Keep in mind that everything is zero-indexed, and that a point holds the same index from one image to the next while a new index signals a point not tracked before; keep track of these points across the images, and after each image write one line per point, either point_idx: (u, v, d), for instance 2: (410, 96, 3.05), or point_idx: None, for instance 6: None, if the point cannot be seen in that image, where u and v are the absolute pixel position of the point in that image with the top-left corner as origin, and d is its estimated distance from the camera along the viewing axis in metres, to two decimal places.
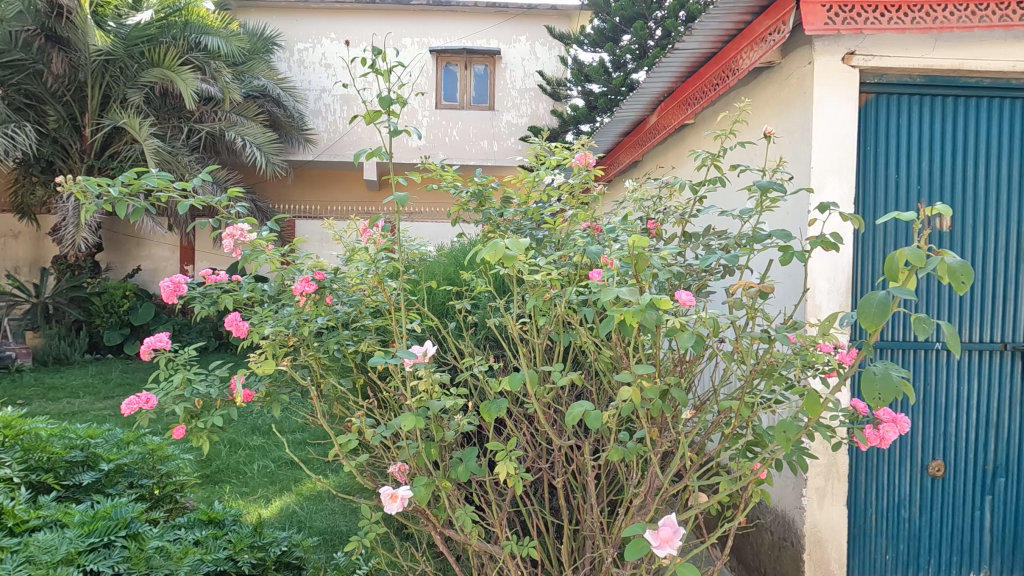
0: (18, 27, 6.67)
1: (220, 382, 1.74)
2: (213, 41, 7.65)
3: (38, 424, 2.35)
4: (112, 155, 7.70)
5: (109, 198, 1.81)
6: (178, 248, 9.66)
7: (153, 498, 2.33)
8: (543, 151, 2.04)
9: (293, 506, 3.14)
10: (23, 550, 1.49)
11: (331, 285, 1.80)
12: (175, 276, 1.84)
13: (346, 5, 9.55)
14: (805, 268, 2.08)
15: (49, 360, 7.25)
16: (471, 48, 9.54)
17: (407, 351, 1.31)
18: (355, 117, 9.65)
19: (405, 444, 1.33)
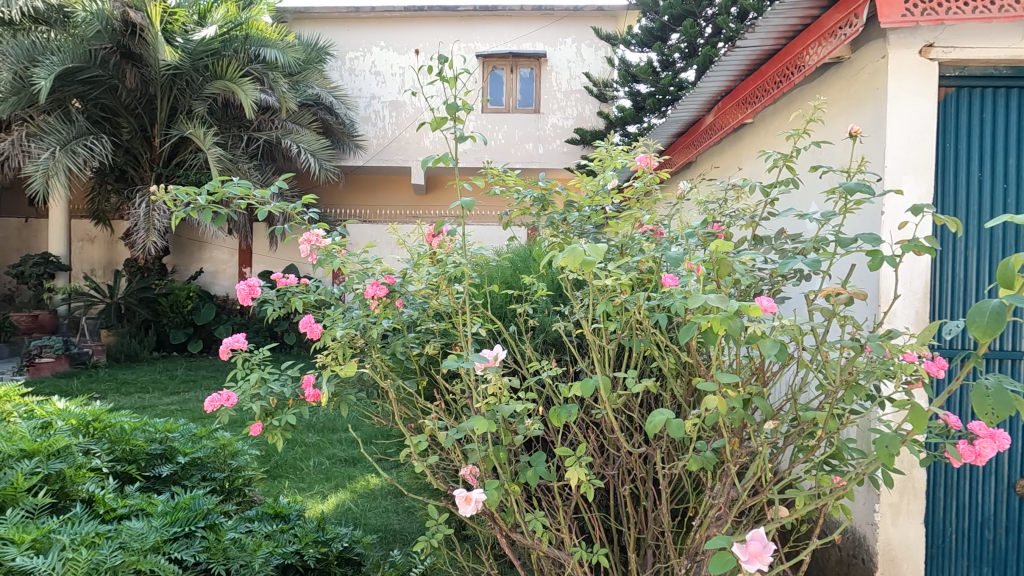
0: (98, 46, 7.03)
1: (292, 383, 1.81)
2: (271, 53, 7.96)
3: (122, 417, 2.50)
4: (178, 163, 8.16)
5: (196, 206, 1.93)
6: (236, 251, 10.08)
7: (224, 491, 2.44)
8: (613, 154, 1.97)
9: (348, 502, 3.24)
10: (115, 535, 1.58)
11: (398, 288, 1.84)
12: (250, 279, 1.92)
13: (395, 14, 9.76)
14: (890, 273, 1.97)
15: (121, 357, 7.71)
16: (517, 52, 9.60)
17: (477, 354, 1.32)
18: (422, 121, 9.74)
19: (477, 447, 1.33)
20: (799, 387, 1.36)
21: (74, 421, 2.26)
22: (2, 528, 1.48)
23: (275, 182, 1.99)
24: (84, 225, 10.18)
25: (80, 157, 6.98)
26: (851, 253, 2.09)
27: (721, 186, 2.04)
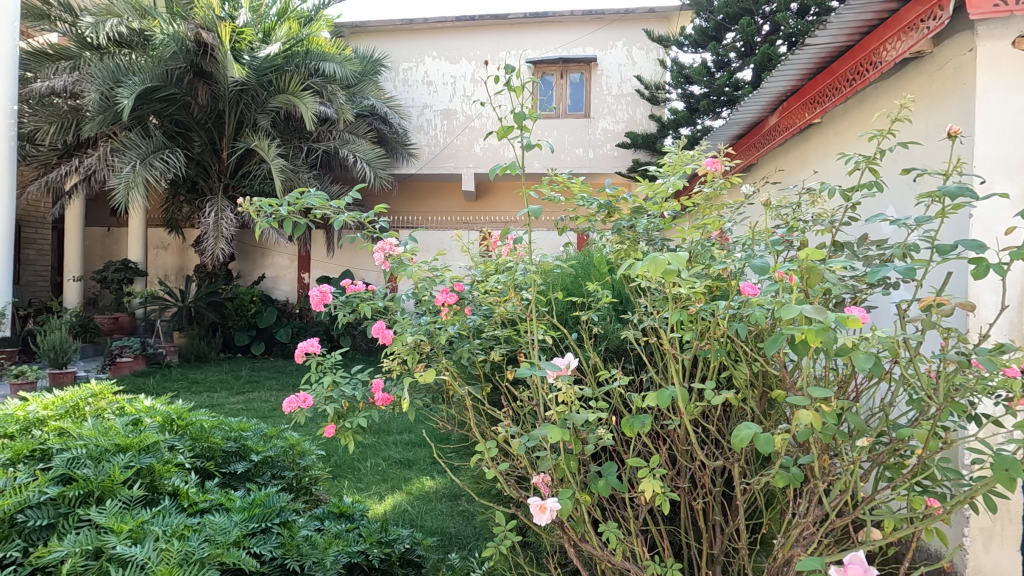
0: (174, 66, 7.48)
1: (362, 386, 1.87)
2: (330, 66, 8.32)
3: (201, 416, 2.63)
4: (244, 173, 8.61)
5: (277, 217, 2.04)
6: (295, 257, 10.50)
7: (293, 489, 2.54)
8: (683, 159, 1.94)
9: (405, 504, 3.30)
10: (201, 529, 1.67)
11: (466, 295, 1.88)
12: (322, 286, 2.00)
13: (447, 25, 9.97)
14: (996, 281, 1.85)
15: (191, 357, 8.16)
16: (568, 57, 9.62)
17: (550, 362, 1.33)
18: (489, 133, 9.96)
19: (551, 457, 1.32)
20: (889, 403, 1.29)
21: (160, 418, 2.40)
22: (103, 518, 1.59)
23: (348, 193, 2.07)
24: (159, 233, 10.89)
25: (156, 169, 7.45)
26: (948, 260, 1.95)
27: (794, 190, 1.97)
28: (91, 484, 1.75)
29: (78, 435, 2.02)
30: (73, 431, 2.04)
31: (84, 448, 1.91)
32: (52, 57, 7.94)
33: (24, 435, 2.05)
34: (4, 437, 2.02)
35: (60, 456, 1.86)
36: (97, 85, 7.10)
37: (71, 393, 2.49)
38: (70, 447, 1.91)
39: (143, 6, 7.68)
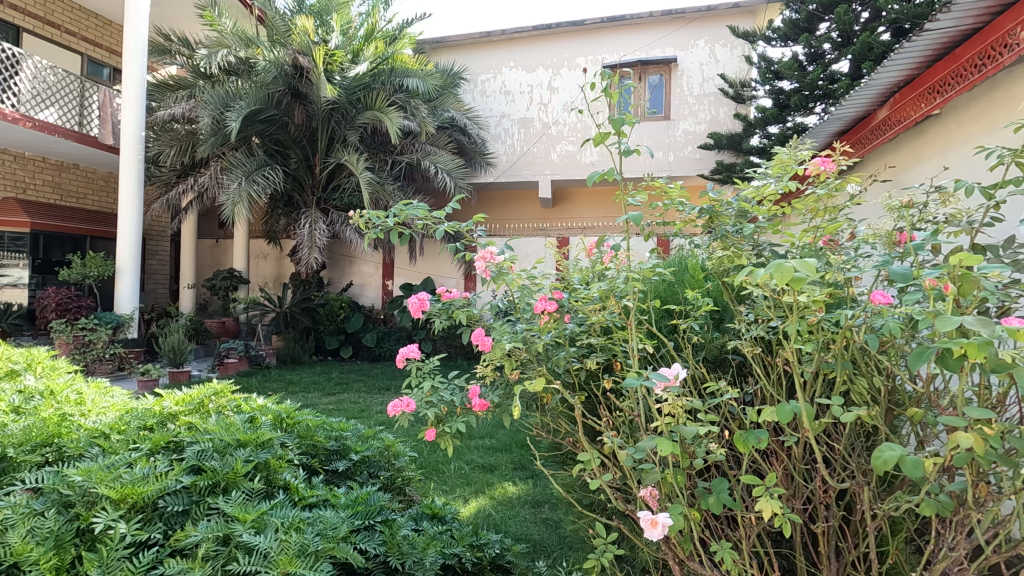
0: (274, 89, 8.07)
1: (460, 391, 1.93)
2: (413, 82, 8.67)
3: (306, 415, 2.79)
4: (335, 187, 9.17)
5: (384, 228, 2.17)
6: (380, 265, 11.02)
7: (389, 488, 2.64)
8: (790, 159, 1.84)
9: (488, 508, 3.35)
10: (314, 523, 1.77)
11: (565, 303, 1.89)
12: (420, 293, 2.09)
13: (524, 35, 10.10)
14: None
15: (287, 359, 8.74)
16: (647, 59, 9.46)
17: (657, 373, 1.30)
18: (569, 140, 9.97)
19: (659, 470, 1.29)
20: None
21: (272, 416, 2.58)
22: (229, 508, 1.72)
23: (448, 204, 2.17)
24: (260, 244, 11.82)
25: (259, 185, 8.05)
26: None
27: (919, 189, 1.81)
28: (218, 476, 1.90)
29: (204, 430, 2.21)
30: (200, 426, 2.24)
31: (211, 442, 2.09)
32: (173, 87, 8.86)
33: (161, 427, 2.27)
34: (144, 430, 2.24)
35: (191, 448, 2.05)
36: (210, 110, 7.80)
37: (198, 390, 2.70)
38: (199, 441, 2.10)
39: (248, 36, 8.41)
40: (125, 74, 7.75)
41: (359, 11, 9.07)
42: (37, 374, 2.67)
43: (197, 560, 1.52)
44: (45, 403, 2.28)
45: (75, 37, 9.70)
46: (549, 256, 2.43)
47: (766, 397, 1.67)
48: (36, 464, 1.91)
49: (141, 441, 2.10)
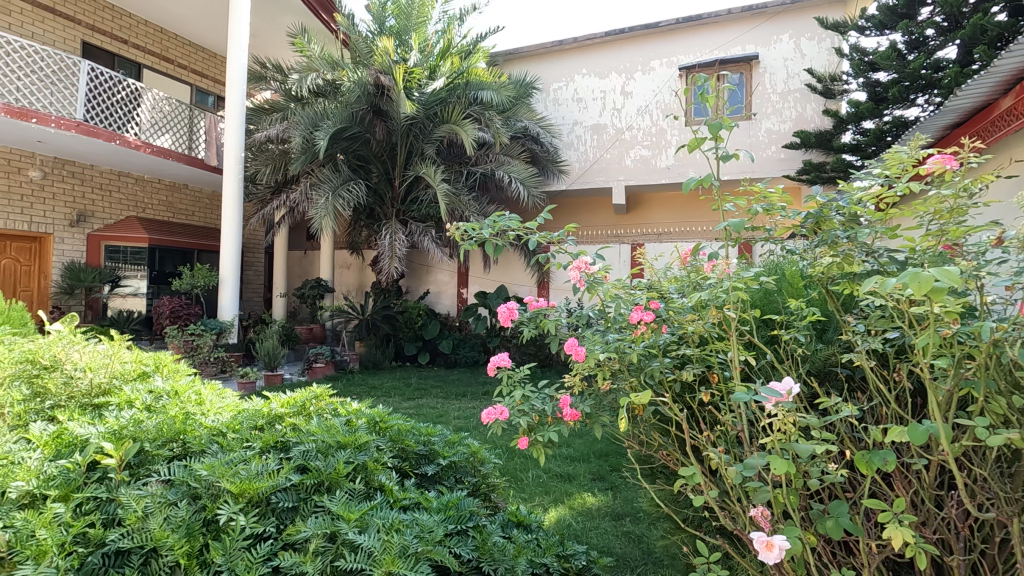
0: (358, 108, 8.50)
1: (550, 400, 1.94)
2: (487, 94, 8.87)
3: (397, 419, 2.88)
4: (413, 199, 9.55)
5: (478, 239, 2.27)
6: (455, 273, 11.29)
7: (476, 494, 2.67)
8: (908, 157, 1.72)
9: (569, 519, 3.33)
10: (413, 525, 1.83)
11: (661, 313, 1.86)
12: (509, 302, 2.15)
13: (596, 41, 10.07)
14: None
15: (369, 365, 9.14)
16: (726, 57, 9.12)
17: (767, 388, 1.26)
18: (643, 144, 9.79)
19: (769, 489, 1.25)
20: None
21: (367, 420, 2.70)
22: (334, 506, 1.82)
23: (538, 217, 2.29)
24: (344, 255, 12.47)
25: (344, 199, 8.48)
26: None
27: None
28: (323, 475, 2.02)
29: (307, 432, 2.36)
30: (303, 427, 2.39)
31: (316, 443, 2.23)
32: (268, 110, 9.59)
33: (270, 428, 2.44)
34: (255, 429, 2.42)
35: (297, 448, 2.19)
36: (300, 130, 8.31)
37: (300, 392, 2.87)
38: (305, 442, 2.24)
39: (334, 60, 8.93)
40: (227, 101, 8.46)
41: (435, 28, 9.44)
42: (164, 376, 2.96)
43: (308, 555, 1.62)
44: (172, 402, 2.52)
45: (185, 70, 10.75)
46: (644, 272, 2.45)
47: (884, 414, 1.57)
48: (167, 458, 2.11)
49: (253, 439, 2.27)
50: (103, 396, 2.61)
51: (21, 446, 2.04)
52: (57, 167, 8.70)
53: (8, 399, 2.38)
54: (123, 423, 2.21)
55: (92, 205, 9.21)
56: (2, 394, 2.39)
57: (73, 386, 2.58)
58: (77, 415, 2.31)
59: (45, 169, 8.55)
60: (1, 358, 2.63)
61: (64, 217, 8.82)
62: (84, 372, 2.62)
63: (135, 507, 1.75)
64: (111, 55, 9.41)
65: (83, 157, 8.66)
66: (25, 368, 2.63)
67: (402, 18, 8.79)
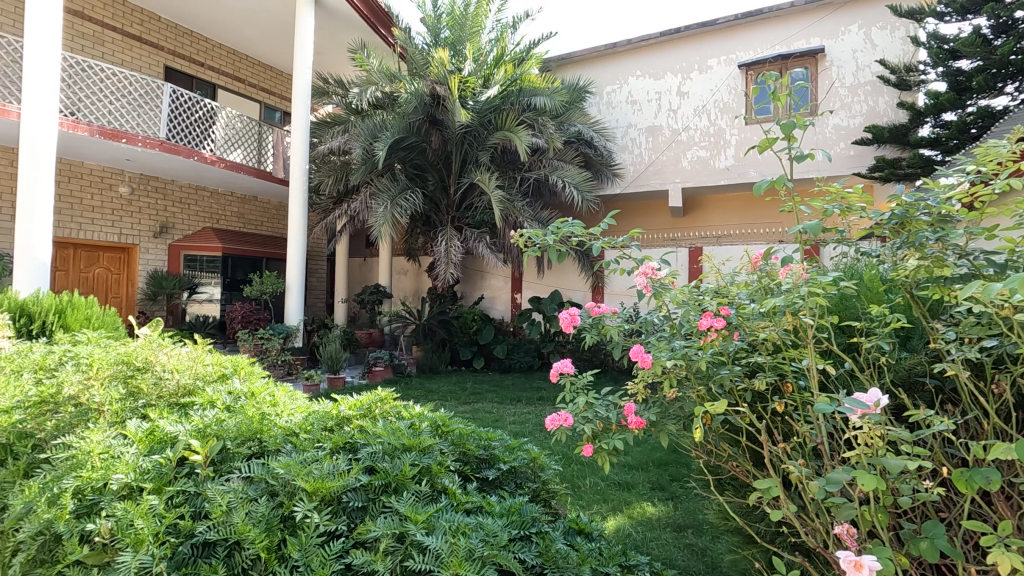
0: (415, 118, 8.72)
1: (614, 407, 1.93)
2: (541, 100, 8.92)
3: (459, 423, 2.92)
4: (468, 206, 9.71)
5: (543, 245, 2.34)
6: (509, 278, 11.37)
7: (537, 499, 2.66)
8: (1004, 151, 1.61)
9: (628, 528, 3.28)
10: (477, 529, 1.85)
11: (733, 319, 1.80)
12: (570, 308, 2.15)
13: (651, 42, 9.92)
14: None
15: (426, 369, 9.32)
16: (789, 52, 8.76)
17: (851, 399, 1.20)
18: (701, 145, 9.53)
19: (853, 505, 1.19)
20: None
21: (430, 423, 2.76)
22: (402, 507, 1.87)
23: (602, 223, 2.34)
24: (401, 261, 12.82)
25: (402, 207, 8.69)
26: None
27: None
28: (390, 476, 2.08)
29: (374, 434, 2.43)
30: (370, 429, 2.47)
31: (382, 445, 2.30)
32: (330, 123, 10.00)
33: (339, 429, 2.53)
34: (325, 430, 2.53)
35: (365, 449, 2.26)
36: (361, 142, 8.60)
37: (367, 395, 2.95)
38: (372, 443, 2.32)
39: (391, 72, 9.20)
40: (293, 116, 8.89)
41: (489, 37, 9.60)
42: (241, 378, 3.13)
43: (379, 554, 1.67)
44: (249, 403, 2.66)
45: (255, 88, 11.39)
46: (710, 279, 2.42)
47: (982, 428, 1.47)
48: (245, 455, 2.22)
49: (324, 440, 2.36)
50: (188, 396, 2.79)
51: (120, 441, 2.21)
52: (143, 183, 9.41)
53: (107, 397, 2.58)
54: (207, 422, 2.34)
55: (173, 217, 9.89)
56: (102, 393, 2.60)
57: (162, 387, 2.76)
58: (166, 414, 2.48)
59: (134, 186, 9.28)
60: (100, 360, 2.86)
61: (149, 229, 9.50)
62: (171, 373, 2.81)
63: (220, 501, 1.86)
64: (189, 77, 10.10)
65: (165, 173, 9.33)
66: (121, 369, 2.85)
67: (457, 29, 8.98)
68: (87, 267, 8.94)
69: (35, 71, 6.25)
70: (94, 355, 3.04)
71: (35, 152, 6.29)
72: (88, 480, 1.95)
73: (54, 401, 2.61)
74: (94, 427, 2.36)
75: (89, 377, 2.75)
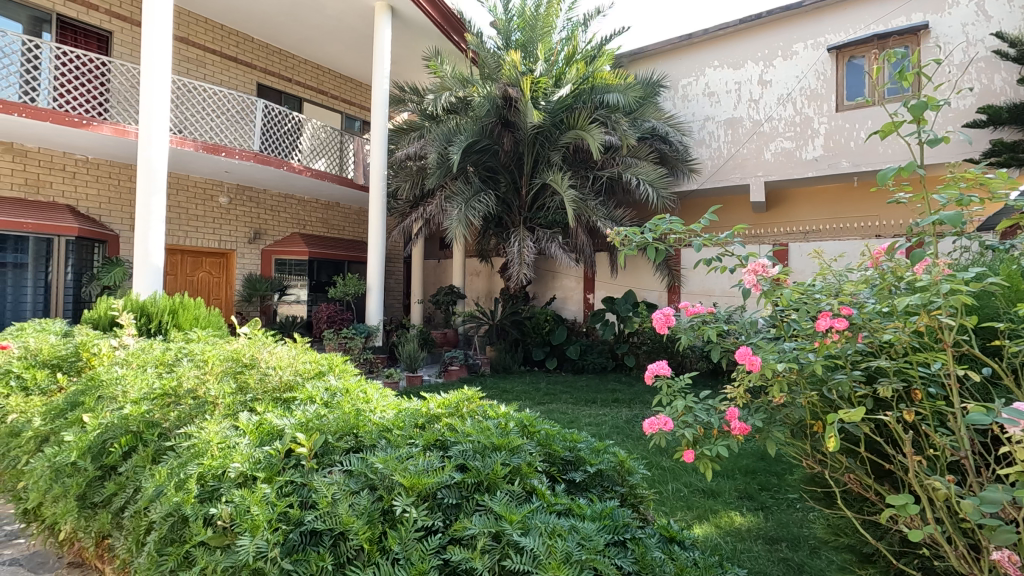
0: (488, 121, 8.81)
1: (715, 412, 1.88)
2: (613, 97, 8.81)
3: (543, 423, 2.89)
4: (540, 206, 9.70)
5: (640, 243, 2.35)
6: (581, 279, 11.27)
7: (625, 504, 2.57)
8: None
9: (717, 537, 3.14)
10: (573, 532, 1.82)
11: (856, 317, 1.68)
12: (665, 309, 2.11)
13: (729, 30, 9.48)
14: None
15: (499, 369, 9.39)
16: (886, 31, 8.08)
17: (1010, 410, 1.09)
18: (786, 136, 8.99)
19: (1012, 528, 1.10)
20: None
21: (517, 423, 2.76)
22: (496, 506, 1.88)
23: (701, 219, 2.33)
24: (474, 262, 13.04)
25: (476, 210, 8.80)
26: None
27: None
28: (481, 475, 2.09)
29: (463, 432, 2.47)
30: (459, 427, 2.51)
31: (473, 444, 2.33)
32: (406, 130, 10.35)
33: (429, 427, 2.59)
34: (416, 427, 2.59)
35: (456, 447, 2.30)
36: (436, 147, 8.80)
37: (454, 394, 3.01)
38: (463, 442, 2.35)
39: (464, 77, 9.37)
40: (372, 124, 9.26)
41: (560, 37, 9.59)
42: (335, 375, 3.28)
43: (477, 552, 1.68)
44: (345, 399, 2.78)
45: (337, 100, 11.98)
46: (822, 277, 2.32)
47: None
48: (345, 450, 2.32)
49: (416, 437, 2.42)
50: (289, 391, 2.96)
51: (234, 433, 2.38)
52: (241, 193, 10.17)
53: (220, 391, 2.78)
54: (309, 416, 2.47)
55: (265, 224, 10.59)
56: (217, 387, 2.81)
57: (267, 382, 2.95)
58: (272, 408, 2.65)
59: (232, 195, 10.04)
60: (213, 356, 3.09)
61: (244, 235, 10.22)
62: (275, 370, 3.00)
63: (325, 492, 1.94)
64: (279, 92, 10.78)
65: (258, 182, 10.00)
66: (231, 365, 3.07)
67: (528, 30, 9.02)
68: (192, 271, 9.75)
69: (151, 95, 6.91)
70: (207, 352, 3.30)
71: (151, 169, 6.95)
72: (209, 467, 2.11)
73: (174, 394, 2.85)
74: (210, 419, 2.55)
75: (205, 373, 2.98)
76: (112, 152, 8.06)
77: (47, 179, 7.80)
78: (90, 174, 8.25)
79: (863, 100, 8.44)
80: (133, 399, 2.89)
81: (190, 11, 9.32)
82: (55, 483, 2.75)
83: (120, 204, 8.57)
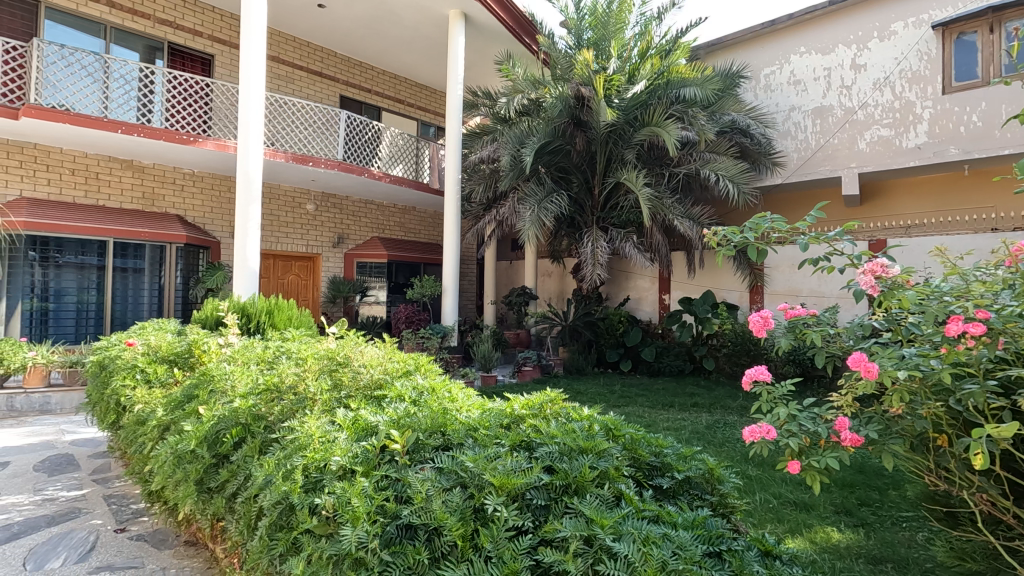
0: (560, 121, 8.75)
1: (821, 421, 1.83)
2: (690, 91, 8.56)
3: (627, 427, 2.82)
4: (613, 205, 9.55)
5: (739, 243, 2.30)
6: (656, 279, 10.98)
7: (715, 514, 2.46)
8: None
9: (814, 553, 2.95)
10: (668, 539, 1.78)
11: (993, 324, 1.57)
12: (764, 311, 2.06)
13: (816, 14, 8.92)
14: None
15: (572, 369, 9.34)
16: (1002, 2, 7.25)
17: None
18: (882, 124, 8.32)
19: None
20: None
21: (600, 427, 2.73)
22: (587, 509, 1.87)
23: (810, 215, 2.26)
24: (546, 263, 13.06)
25: (549, 210, 8.78)
26: None
27: None
28: (569, 478, 2.08)
29: (548, 434, 2.47)
30: (544, 428, 2.52)
31: (561, 445, 2.33)
32: (480, 134, 10.54)
33: (514, 427, 2.61)
34: (502, 427, 2.62)
35: (542, 449, 2.31)
36: (509, 149, 8.88)
37: (537, 395, 3.00)
38: (549, 443, 2.36)
39: (536, 79, 9.34)
40: (448, 129, 9.50)
41: (633, 32, 9.42)
42: (421, 374, 3.37)
43: (569, 554, 1.67)
44: (431, 398, 2.87)
45: (413, 107, 12.41)
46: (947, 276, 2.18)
47: None
48: (434, 447, 2.39)
49: (501, 437, 2.45)
50: (379, 389, 3.08)
51: (333, 427, 2.52)
52: (326, 200, 10.77)
53: (318, 388, 2.95)
54: (400, 414, 2.57)
55: (348, 228, 11.14)
56: (314, 384, 2.98)
57: (358, 379, 3.09)
58: (364, 405, 2.78)
59: (318, 202, 10.65)
60: (310, 355, 3.29)
61: (328, 239, 10.80)
62: (365, 368, 3.13)
63: (420, 488, 2.01)
64: (360, 103, 11.32)
65: (342, 189, 10.54)
66: (326, 364, 3.24)
67: (600, 28, 8.91)
68: (283, 274, 10.38)
69: (248, 111, 7.46)
70: (303, 351, 3.49)
71: (248, 179, 7.50)
72: (312, 460, 2.24)
73: (277, 389, 3.06)
74: (310, 414, 2.72)
75: (304, 370, 3.17)
76: (214, 165, 8.77)
77: (161, 192, 8.63)
78: (196, 186, 9.03)
79: (974, 80, 7.67)
80: (241, 393, 3.12)
81: (281, 32, 9.99)
82: (177, 468, 3.03)
83: (221, 212, 9.31)
